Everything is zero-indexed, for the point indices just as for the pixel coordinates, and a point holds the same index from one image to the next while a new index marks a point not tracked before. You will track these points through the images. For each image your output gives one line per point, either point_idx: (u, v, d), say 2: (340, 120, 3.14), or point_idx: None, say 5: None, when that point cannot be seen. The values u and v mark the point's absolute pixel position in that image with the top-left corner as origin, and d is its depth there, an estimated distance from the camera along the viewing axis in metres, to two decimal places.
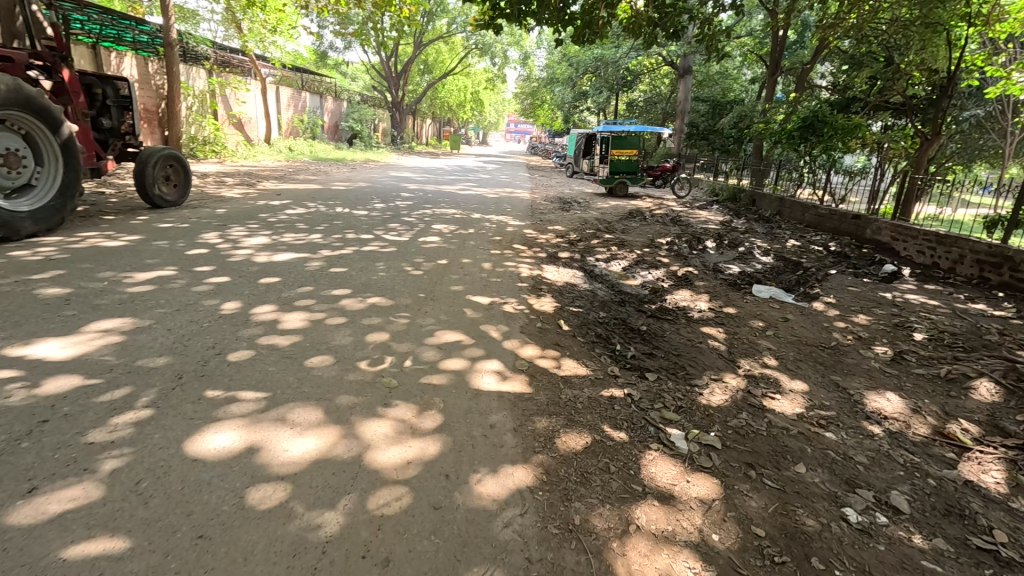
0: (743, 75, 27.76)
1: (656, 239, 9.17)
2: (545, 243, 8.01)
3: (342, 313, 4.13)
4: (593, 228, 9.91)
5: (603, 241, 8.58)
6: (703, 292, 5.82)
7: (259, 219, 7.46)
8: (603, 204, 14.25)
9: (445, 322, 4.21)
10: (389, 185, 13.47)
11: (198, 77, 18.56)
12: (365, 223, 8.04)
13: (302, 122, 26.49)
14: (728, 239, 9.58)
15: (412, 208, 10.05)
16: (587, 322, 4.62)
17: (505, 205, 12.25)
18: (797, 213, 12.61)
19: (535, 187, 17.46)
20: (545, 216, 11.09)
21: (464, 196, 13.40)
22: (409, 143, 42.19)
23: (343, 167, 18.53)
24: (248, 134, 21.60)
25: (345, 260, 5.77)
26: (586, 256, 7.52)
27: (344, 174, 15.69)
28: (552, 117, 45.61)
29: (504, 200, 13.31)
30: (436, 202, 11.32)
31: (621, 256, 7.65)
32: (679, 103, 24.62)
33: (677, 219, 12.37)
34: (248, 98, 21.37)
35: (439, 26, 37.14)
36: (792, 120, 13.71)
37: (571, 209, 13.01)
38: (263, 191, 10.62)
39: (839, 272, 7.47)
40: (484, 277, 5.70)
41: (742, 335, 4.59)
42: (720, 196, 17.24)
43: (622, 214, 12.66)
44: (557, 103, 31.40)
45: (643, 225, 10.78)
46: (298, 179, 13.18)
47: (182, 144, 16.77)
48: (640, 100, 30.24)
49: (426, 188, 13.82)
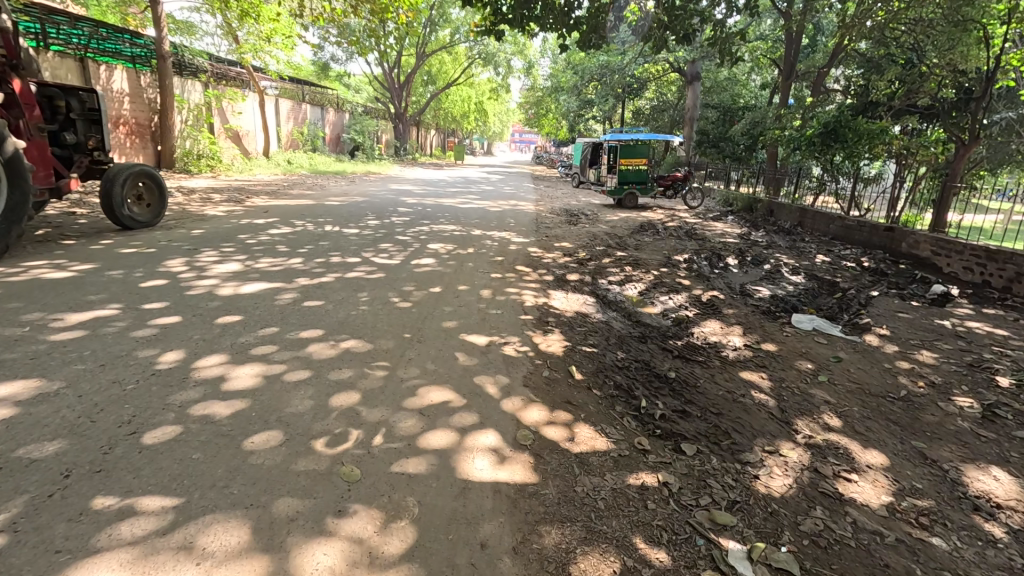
0: (752, 81, 27.10)
1: (673, 256, 8.42)
2: (552, 263, 7.28)
3: (306, 365, 3.40)
4: (603, 245, 9.17)
5: (615, 260, 7.83)
6: (734, 324, 5.05)
7: (236, 242, 6.80)
8: (612, 217, 13.52)
9: (431, 373, 3.47)
10: (387, 200, 12.83)
11: (193, 90, 18.09)
12: (353, 244, 7.34)
13: (302, 134, 26.07)
14: (751, 255, 8.81)
15: (408, 224, 9.37)
16: (603, 368, 3.88)
17: (508, 219, 11.55)
18: (821, 224, 11.83)
19: (540, 199, 16.78)
20: (551, 231, 10.38)
21: (465, 210, 12.72)
22: (412, 154, 41.79)
23: (341, 180, 17.95)
24: (246, 148, 21.14)
25: (324, 290, 5.07)
26: (597, 278, 6.78)
27: (341, 188, 15.08)
28: (557, 127, 45.14)
29: (508, 214, 12.63)
30: (435, 218, 10.64)
31: (636, 277, 6.90)
32: (688, 110, 23.96)
33: (692, 232, 11.62)
34: (245, 110, 20.91)
35: (442, 36, 36.83)
36: (812, 126, 12.94)
37: (579, 222, 12.30)
38: (251, 208, 9.99)
39: (882, 293, 6.68)
40: (482, 309, 4.97)
41: (791, 382, 3.81)
42: (734, 206, 16.48)
43: (634, 227, 11.92)
44: (562, 112, 30.88)
45: (657, 241, 10.05)
46: (290, 194, 12.56)
47: (175, 158, 16.27)
48: (646, 108, 29.63)
49: (425, 202, 13.16)
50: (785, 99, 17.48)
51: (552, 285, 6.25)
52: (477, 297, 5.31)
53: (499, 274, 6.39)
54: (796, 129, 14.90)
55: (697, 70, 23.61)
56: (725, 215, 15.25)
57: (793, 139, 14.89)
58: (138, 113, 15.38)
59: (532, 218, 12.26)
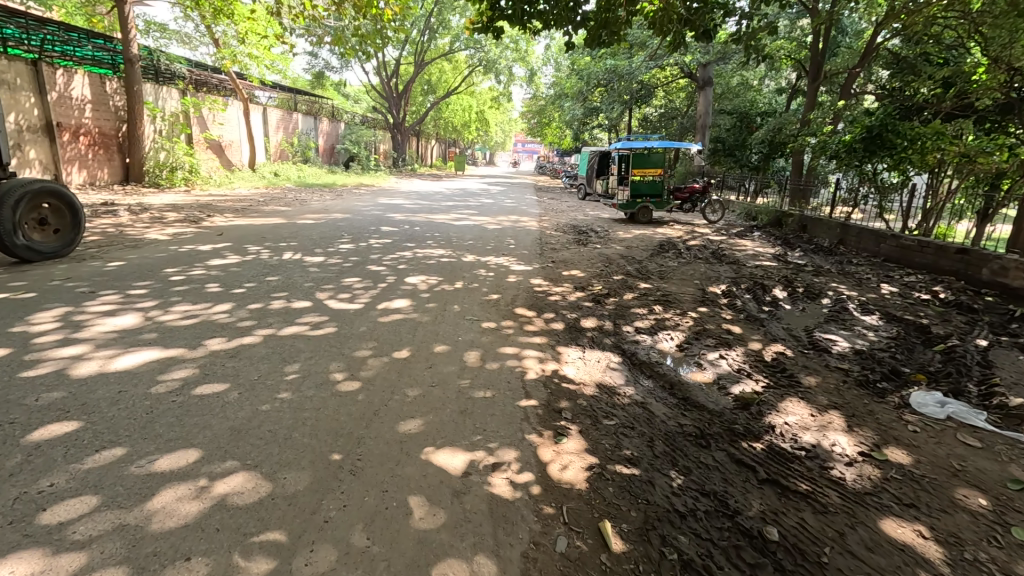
0: (766, 87, 25.74)
1: (708, 289, 6.89)
2: (561, 302, 5.74)
3: (128, 550, 1.88)
4: (620, 272, 7.65)
5: (640, 295, 6.29)
6: (826, 407, 3.50)
7: (156, 278, 5.31)
8: (625, 234, 12.01)
9: (355, 558, 1.93)
10: (371, 217, 11.37)
11: (169, 97, 16.69)
12: (310, 279, 5.85)
13: (293, 144, 24.79)
14: (801, 285, 7.25)
15: (387, 250, 7.87)
16: (655, 518, 2.35)
17: (506, 238, 10.08)
18: (867, 243, 10.30)
19: (543, 213, 15.29)
20: (557, 253, 8.88)
21: (458, 227, 11.24)
22: (411, 165, 40.58)
23: (328, 193, 16.55)
24: (229, 159, 19.82)
25: (240, 360, 3.56)
26: (620, 324, 5.25)
27: (324, 203, 13.67)
28: (560, 136, 43.87)
29: (509, 232, 11.16)
30: (421, 239, 9.15)
31: (671, 322, 5.36)
32: (700, 117, 22.57)
33: (719, 252, 10.10)
34: (228, 120, 19.57)
35: (442, 44, 35.74)
36: (852, 130, 11.34)
37: (588, 241, 10.81)
38: (205, 229, 8.51)
39: (992, 343, 5.13)
40: (463, 387, 3.44)
41: (977, 548, 2.26)
42: (758, 220, 14.95)
43: (652, 247, 10.42)
44: (565, 119, 29.58)
45: (683, 266, 8.52)
46: (262, 212, 11.11)
47: (145, 171, 14.94)
48: (654, 115, 28.30)
49: (415, 219, 11.68)
50: (812, 102, 15.97)
51: (563, 336, 4.71)
52: (458, 365, 3.78)
53: (493, 321, 4.88)
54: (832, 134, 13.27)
55: (710, 75, 22.40)
56: (749, 230, 13.73)
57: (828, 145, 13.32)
58: (102, 122, 14.03)
59: (535, 236, 10.80)
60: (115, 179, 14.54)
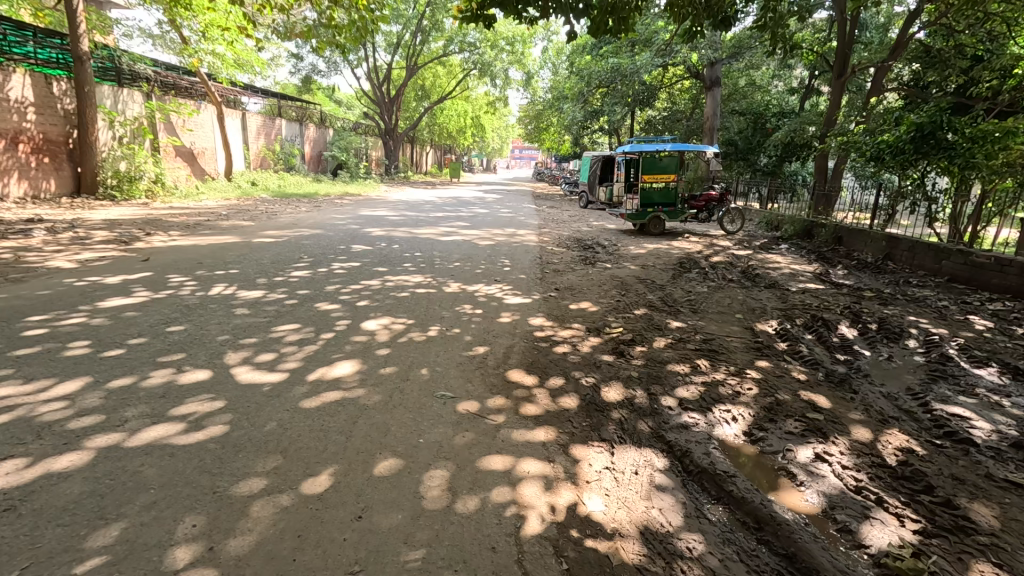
0: (775, 87, 24.47)
1: (759, 329, 5.36)
2: (571, 358, 4.20)
3: None
4: (642, 303, 6.12)
5: (675, 342, 4.74)
6: None
7: (2, 335, 3.77)
8: (637, 250, 10.51)
9: None
10: (343, 233, 9.83)
11: (132, 101, 15.30)
12: (230, 327, 4.31)
13: (275, 152, 23.32)
14: (873, 320, 5.70)
15: (349, 278, 6.34)
16: None
17: (499, 256, 8.56)
18: (922, 259, 8.83)
19: (543, 224, 13.80)
20: (559, 278, 7.33)
21: (445, 243, 9.72)
22: (404, 173, 39.23)
23: (306, 204, 15.04)
24: (203, 167, 18.36)
25: (14, 518, 2.00)
26: (657, 394, 3.72)
27: (296, 216, 12.15)
28: (558, 140, 42.50)
29: (504, 248, 9.64)
30: (397, 261, 7.62)
31: (727, 389, 3.82)
32: (708, 119, 21.26)
33: (750, 272, 8.60)
34: (201, 125, 18.12)
35: (435, 48, 34.54)
36: (898, 127, 9.68)
37: (596, 258, 9.30)
38: (130, 253, 6.96)
39: None
40: (408, 574, 1.90)
41: None
42: (781, 230, 13.45)
43: (671, 266, 8.89)
44: (564, 123, 28.26)
45: (716, 292, 6.96)
46: (216, 228, 9.58)
47: (99, 181, 13.46)
48: (657, 118, 27.00)
49: (394, 235, 10.14)
50: (837, 100, 14.47)
51: (578, 425, 3.18)
52: (408, 511, 2.23)
53: (474, 399, 3.33)
54: (867, 134, 11.70)
55: (718, 75, 21.09)
56: (774, 243, 12.22)
57: (863, 145, 11.77)
58: (47, 127, 12.59)
59: (532, 253, 9.29)
60: (64, 191, 13.07)
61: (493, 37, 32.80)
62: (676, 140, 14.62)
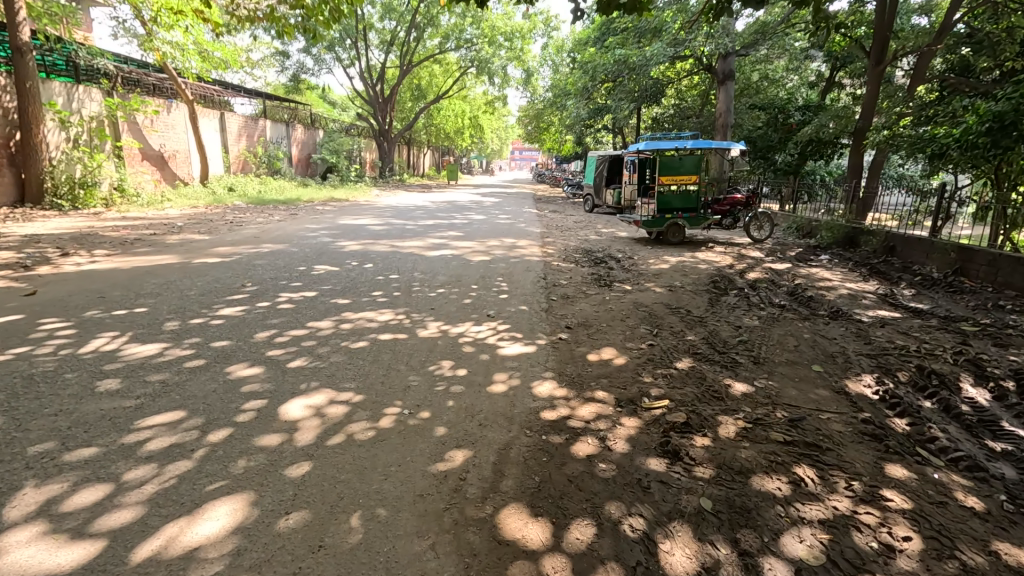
0: (791, 81, 23.02)
1: (856, 395, 3.81)
2: (601, 473, 2.66)
3: None
4: (683, 350, 4.57)
5: (751, 429, 3.18)
6: None
7: None
8: (657, 264, 8.95)
9: None
10: (310, 249, 8.28)
11: (89, 99, 13.82)
12: (67, 420, 2.77)
13: (258, 154, 21.83)
14: (1005, 376, 4.16)
15: (293, 317, 4.80)
16: None
17: (494, 277, 7.02)
18: (1006, 274, 7.29)
19: (545, 233, 12.28)
20: (568, 308, 5.78)
21: (430, 258, 8.16)
22: (399, 176, 37.78)
23: (282, 213, 13.58)
24: (174, 172, 16.89)
25: None
26: (757, 556, 2.15)
27: (264, 228, 10.62)
28: (560, 141, 40.98)
29: (501, 264, 8.09)
30: (365, 287, 6.07)
31: (867, 540, 2.26)
32: (720, 114, 19.84)
33: (801, 294, 7.05)
34: (171, 126, 16.65)
35: (431, 45, 33.17)
36: (969, 115, 8.12)
37: (612, 277, 7.77)
38: (19, 283, 5.41)
39: None
40: None
41: None
42: (815, 237, 11.88)
43: (702, 287, 7.32)
44: (566, 122, 26.85)
45: (771, 327, 5.41)
46: (157, 244, 8.03)
47: (47, 189, 11.97)
48: (663, 116, 25.56)
49: (371, 250, 8.59)
50: (875, 92, 12.83)
51: None
52: None
53: None
54: (928, 128, 9.93)
55: (731, 67, 19.88)
56: (811, 253, 10.65)
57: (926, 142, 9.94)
58: None
59: (534, 271, 7.74)
60: (4, 200, 11.63)
61: (491, 32, 31.37)
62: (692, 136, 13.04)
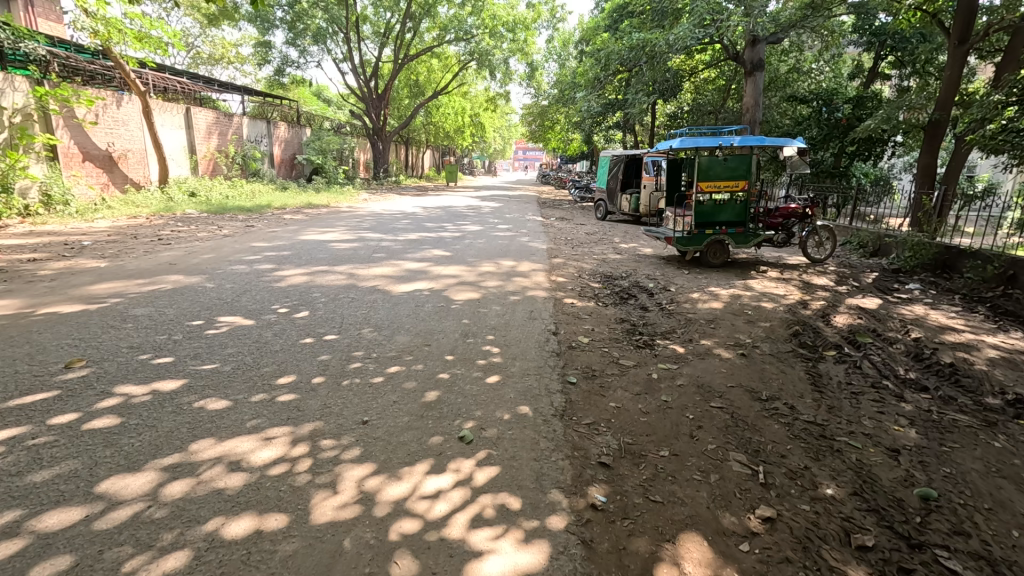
0: (826, 70, 20.73)
1: None
2: None
3: None
4: (843, 544, 2.31)
5: None
6: None
7: None
8: (705, 301, 6.65)
9: None
10: (231, 285, 6.01)
11: (14, 88, 11.44)
12: None
13: (228, 154, 19.48)
14: None
15: (87, 458, 2.56)
16: None
17: (480, 334, 4.76)
18: None
19: (553, 250, 10.03)
20: (593, 408, 3.51)
21: (395, 297, 5.90)
22: (395, 177, 35.61)
23: (237, 223, 11.37)
24: (127, 174, 14.80)
25: None
26: None
27: (197, 248, 8.38)
28: (565, 140, 38.81)
29: (493, 306, 5.83)
30: (272, 365, 3.82)
31: None
32: (749, 109, 17.63)
33: (937, 361, 4.79)
34: (120, 120, 14.52)
35: (428, 38, 30.96)
36: None
37: (649, 327, 5.49)
38: None
39: None
40: None
41: None
42: (888, 256, 9.58)
43: (781, 347, 5.06)
44: (573, 119, 24.59)
45: (948, 451, 3.18)
46: (15, 279, 5.76)
47: None
48: (681, 112, 23.31)
49: (318, 284, 6.35)
50: (957, 76, 10.54)
51: None
52: None
53: None
54: None
55: (760, 56, 17.63)
56: (893, 280, 8.36)
57: None
58: None
59: (540, 319, 5.47)
60: None
61: (491, 22, 29.09)
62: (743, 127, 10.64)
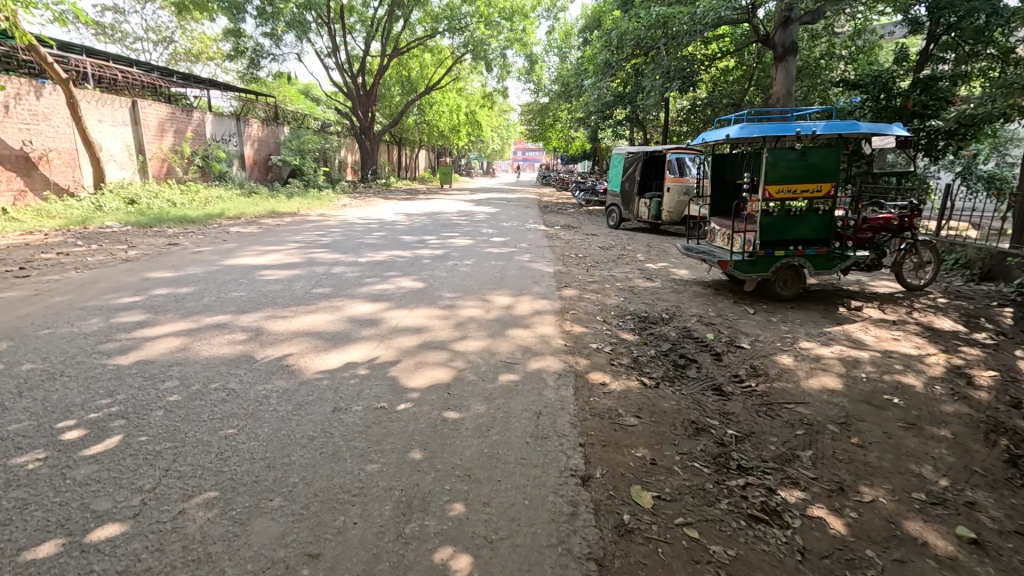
0: (865, 57, 18.35)
1: None
2: None
3: None
4: None
5: None
6: None
7: None
8: (810, 377, 4.21)
9: None
10: (30, 364, 3.59)
11: None
12: None
13: (182, 155, 16.83)
14: None
15: None
16: None
17: (436, 507, 2.33)
18: None
19: (563, 275, 7.63)
20: None
21: (305, 387, 3.47)
22: (385, 179, 33.14)
23: (157, 239, 8.96)
24: (50, 177, 12.38)
25: None
26: None
27: (61, 282, 5.95)
28: (568, 139, 36.38)
29: (472, 401, 3.39)
30: None
31: None
32: (782, 97, 15.29)
33: None
34: (40, 114, 12.15)
35: (418, 28, 28.45)
36: None
37: (749, 448, 3.07)
38: None
39: None
40: None
41: None
42: (1011, 282, 7.22)
43: (1016, 505, 2.67)
44: (578, 113, 22.12)
45: None
46: None
47: None
48: (697, 105, 20.88)
49: (190, 354, 3.90)
50: None
51: None
52: None
53: None
54: None
55: (794, 38, 15.22)
56: None
57: None
58: None
59: (555, 436, 3.03)
60: None
61: (487, 11, 26.60)
62: (825, 109, 8.13)
